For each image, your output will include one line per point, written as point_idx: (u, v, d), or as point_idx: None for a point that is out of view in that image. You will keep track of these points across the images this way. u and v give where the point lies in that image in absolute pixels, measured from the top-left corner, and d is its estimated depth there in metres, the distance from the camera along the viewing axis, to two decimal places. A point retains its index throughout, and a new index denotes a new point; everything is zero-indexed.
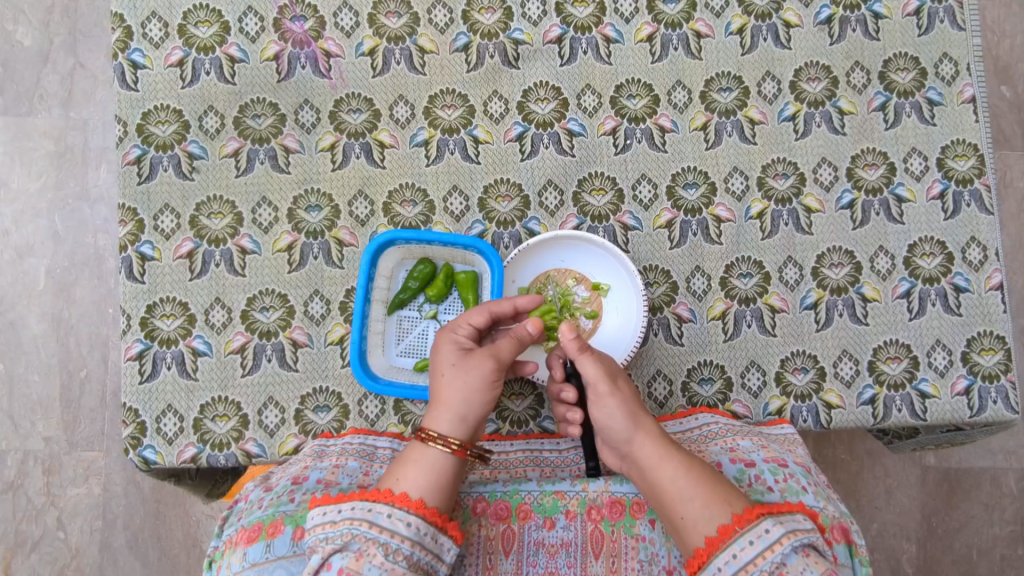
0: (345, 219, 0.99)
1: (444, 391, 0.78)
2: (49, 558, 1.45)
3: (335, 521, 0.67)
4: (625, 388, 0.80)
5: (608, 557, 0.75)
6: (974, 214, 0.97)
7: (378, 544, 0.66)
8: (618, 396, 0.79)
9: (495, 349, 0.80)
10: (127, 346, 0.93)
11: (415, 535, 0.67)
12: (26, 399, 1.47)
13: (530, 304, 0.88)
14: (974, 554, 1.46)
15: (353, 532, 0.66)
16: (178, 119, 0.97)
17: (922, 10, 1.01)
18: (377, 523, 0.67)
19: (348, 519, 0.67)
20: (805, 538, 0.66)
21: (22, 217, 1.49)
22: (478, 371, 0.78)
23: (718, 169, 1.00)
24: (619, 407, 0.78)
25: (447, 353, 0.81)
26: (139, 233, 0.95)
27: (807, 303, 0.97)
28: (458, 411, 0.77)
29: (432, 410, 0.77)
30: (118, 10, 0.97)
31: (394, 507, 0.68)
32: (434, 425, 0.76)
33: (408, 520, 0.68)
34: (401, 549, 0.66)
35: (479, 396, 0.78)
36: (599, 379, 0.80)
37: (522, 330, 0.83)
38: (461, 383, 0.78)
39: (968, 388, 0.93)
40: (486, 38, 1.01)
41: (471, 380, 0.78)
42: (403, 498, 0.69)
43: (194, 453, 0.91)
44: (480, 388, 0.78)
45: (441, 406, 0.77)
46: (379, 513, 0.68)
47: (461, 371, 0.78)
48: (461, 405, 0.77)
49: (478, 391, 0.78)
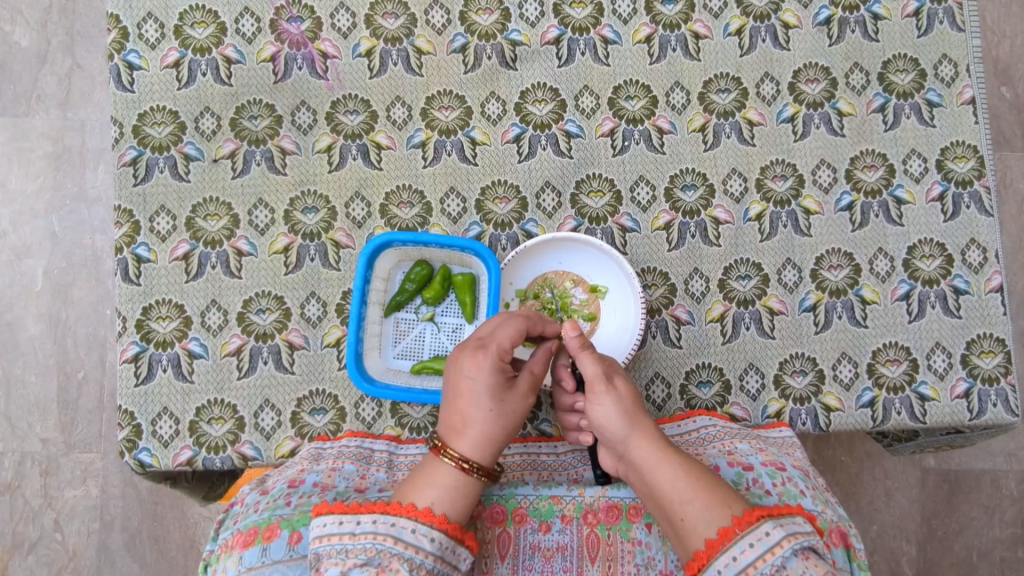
0: (342, 220, 0.98)
1: (483, 420, 0.76)
2: (47, 560, 1.45)
3: (355, 534, 0.66)
4: (620, 388, 0.79)
5: (604, 561, 0.74)
6: (973, 216, 0.97)
7: (401, 559, 0.66)
8: (614, 395, 0.78)
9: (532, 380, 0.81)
10: (123, 347, 0.93)
11: (437, 550, 0.68)
12: (23, 400, 1.47)
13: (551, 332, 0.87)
14: (974, 557, 1.46)
15: (377, 547, 0.66)
16: (174, 120, 0.96)
17: (922, 11, 1.00)
18: (401, 538, 0.67)
19: (371, 533, 0.66)
20: (805, 541, 0.65)
21: (20, 218, 1.49)
22: (522, 406, 0.79)
23: (716, 170, 1.00)
24: (615, 408, 0.77)
25: (486, 379, 0.78)
26: (135, 235, 0.95)
27: (806, 305, 0.97)
28: (497, 442, 0.77)
29: (468, 437, 0.75)
30: (114, 10, 0.97)
31: (418, 522, 0.68)
32: (473, 455, 0.74)
33: (431, 535, 0.68)
34: (424, 563, 0.67)
35: (516, 428, 0.79)
36: (596, 377, 0.79)
37: (547, 348, 0.85)
38: (504, 416, 0.77)
39: (968, 391, 0.93)
40: (484, 38, 1.01)
41: (511, 416, 0.78)
42: (427, 514, 0.68)
43: (191, 456, 0.91)
44: (518, 423, 0.79)
45: (479, 436, 0.76)
46: (403, 528, 0.67)
47: (505, 406, 0.78)
48: (498, 437, 0.77)
49: (515, 426, 0.79)
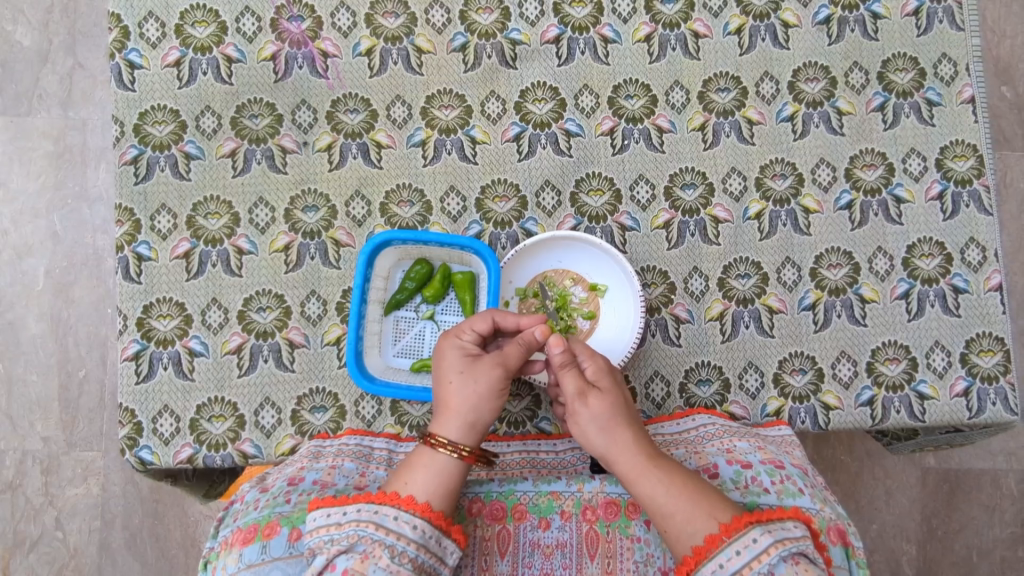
0: (342, 219, 0.99)
1: (449, 396, 0.77)
2: (48, 558, 1.45)
3: (340, 523, 0.67)
4: (594, 404, 0.77)
5: (604, 558, 0.74)
6: (973, 215, 0.97)
7: (384, 546, 0.66)
8: (589, 412, 0.76)
9: (502, 353, 0.79)
10: (123, 346, 0.93)
11: (421, 538, 0.67)
12: (24, 399, 1.47)
13: (533, 323, 0.85)
14: (975, 556, 1.46)
15: (360, 534, 0.66)
16: (175, 119, 0.97)
17: (921, 10, 1.01)
18: (383, 525, 0.67)
19: (354, 521, 0.67)
20: (794, 546, 0.66)
21: (21, 217, 1.49)
22: (486, 377, 0.77)
23: (716, 169, 1.00)
24: (590, 426, 0.76)
25: (452, 358, 0.79)
26: (136, 233, 0.95)
27: (805, 303, 0.97)
28: (467, 416, 0.76)
29: (439, 416, 0.76)
30: (115, 10, 0.97)
31: (401, 510, 0.68)
32: (442, 431, 0.75)
33: (414, 523, 0.68)
34: (407, 551, 0.66)
35: (488, 401, 0.77)
36: (569, 396, 0.78)
37: (529, 336, 0.81)
38: (467, 389, 0.77)
39: (967, 389, 0.93)
40: (484, 38, 1.01)
41: (477, 385, 0.77)
42: (409, 501, 0.69)
43: (191, 454, 0.91)
44: (488, 394, 0.77)
45: (448, 412, 0.76)
46: (385, 515, 0.67)
47: (467, 376, 0.77)
48: (469, 411, 0.76)
49: (485, 398, 0.77)
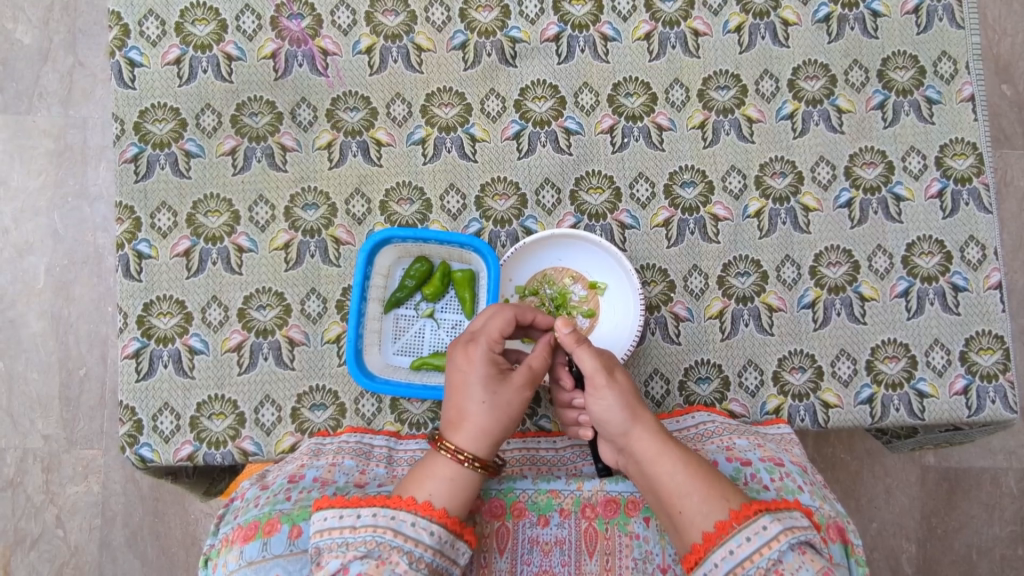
0: (342, 217, 0.99)
1: (476, 412, 0.76)
2: (49, 556, 1.45)
3: (356, 527, 0.67)
4: (620, 383, 0.78)
5: (602, 555, 0.74)
6: (972, 213, 0.97)
7: (401, 552, 0.66)
8: (616, 389, 0.77)
9: (530, 373, 0.81)
10: (124, 343, 0.93)
11: (437, 544, 0.68)
12: (25, 397, 1.47)
13: (547, 322, 0.88)
14: (974, 555, 1.46)
15: (377, 540, 0.66)
16: (176, 117, 0.97)
17: (921, 8, 1.00)
18: (401, 531, 0.67)
19: (371, 526, 0.67)
20: (802, 535, 0.66)
21: (22, 215, 1.49)
22: (517, 398, 0.78)
23: (715, 167, 1.00)
24: (617, 402, 0.76)
25: (481, 372, 0.79)
26: (136, 231, 0.95)
27: (805, 301, 0.97)
28: (494, 434, 0.76)
29: (463, 429, 0.75)
30: (115, 8, 0.97)
31: (418, 515, 0.68)
32: (468, 446, 0.74)
33: (431, 530, 0.68)
34: (423, 556, 0.67)
35: (512, 420, 0.78)
36: (596, 371, 0.78)
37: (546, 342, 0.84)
38: (497, 408, 0.77)
39: (966, 388, 0.93)
40: (484, 36, 1.01)
41: (506, 405, 0.78)
42: (427, 507, 0.69)
43: (191, 451, 0.91)
44: (515, 414, 0.78)
45: (476, 428, 0.75)
46: (403, 521, 0.67)
47: (497, 396, 0.77)
48: (496, 430, 0.76)
49: (512, 417, 0.78)
